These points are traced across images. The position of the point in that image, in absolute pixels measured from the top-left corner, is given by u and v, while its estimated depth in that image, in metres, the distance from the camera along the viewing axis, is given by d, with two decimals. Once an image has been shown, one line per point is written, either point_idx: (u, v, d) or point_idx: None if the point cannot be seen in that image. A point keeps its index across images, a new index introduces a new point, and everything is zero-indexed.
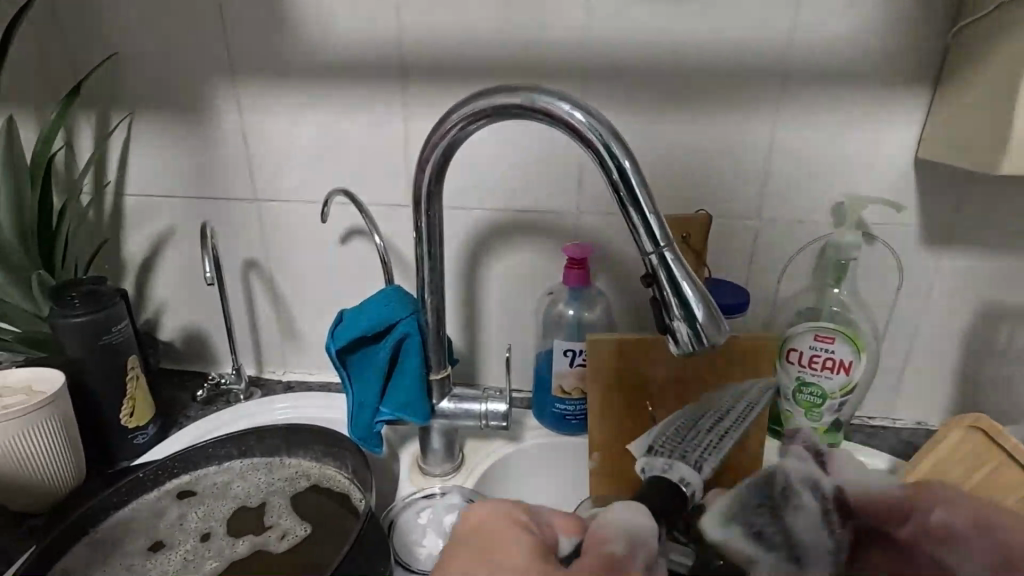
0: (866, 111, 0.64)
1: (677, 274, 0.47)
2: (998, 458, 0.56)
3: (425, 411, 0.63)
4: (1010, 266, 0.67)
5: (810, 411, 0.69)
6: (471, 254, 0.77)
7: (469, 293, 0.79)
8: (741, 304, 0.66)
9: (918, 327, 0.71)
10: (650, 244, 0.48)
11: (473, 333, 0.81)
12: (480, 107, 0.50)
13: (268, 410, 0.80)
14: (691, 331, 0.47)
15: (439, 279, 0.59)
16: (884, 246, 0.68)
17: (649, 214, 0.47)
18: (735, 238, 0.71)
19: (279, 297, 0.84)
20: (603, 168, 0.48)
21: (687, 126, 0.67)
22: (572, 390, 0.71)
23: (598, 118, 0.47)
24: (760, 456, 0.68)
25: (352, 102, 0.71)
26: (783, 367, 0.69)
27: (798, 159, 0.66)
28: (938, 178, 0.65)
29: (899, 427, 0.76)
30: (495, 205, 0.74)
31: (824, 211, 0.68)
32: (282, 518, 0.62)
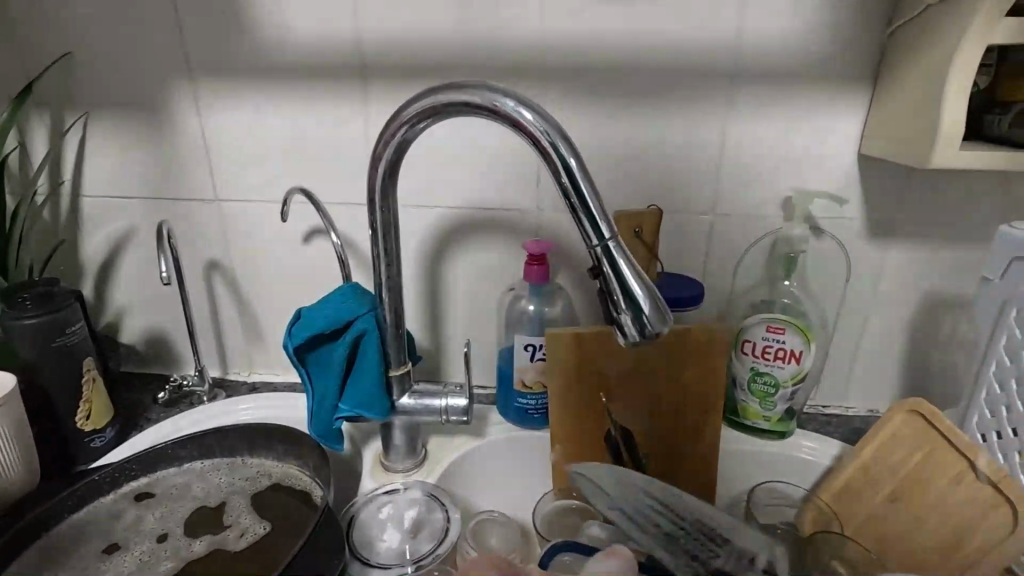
0: (811, 109, 0.66)
1: (623, 267, 0.48)
2: (934, 443, 0.58)
3: (384, 407, 0.64)
4: (949, 257, 0.70)
5: (764, 400, 0.71)
6: (433, 252, 0.77)
7: (433, 291, 0.79)
8: (695, 297, 0.67)
9: (866, 317, 0.74)
10: (596, 238, 0.49)
11: (438, 331, 0.82)
12: (430, 104, 0.51)
13: (231, 411, 0.79)
14: (637, 323, 0.48)
15: (396, 276, 0.60)
16: (832, 239, 0.71)
17: (595, 209, 0.48)
18: (690, 232, 0.72)
19: (242, 298, 0.83)
20: (550, 164, 0.49)
21: (641, 124, 0.68)
22: (534, 384, 0.73)
23: (543, 116, 0.48)
24: (717, 445, 0.70)
25: (311, 102, 0.72)
26: (738, 358, 0.71)
27: (747, 156, 0.68)
28: (880, 174, 0.67)
29: (851, 415, 0.78)
30: (456, 204, 0.75)
31: (774, 206, 0.70)
32: (242, 517, 0.62)
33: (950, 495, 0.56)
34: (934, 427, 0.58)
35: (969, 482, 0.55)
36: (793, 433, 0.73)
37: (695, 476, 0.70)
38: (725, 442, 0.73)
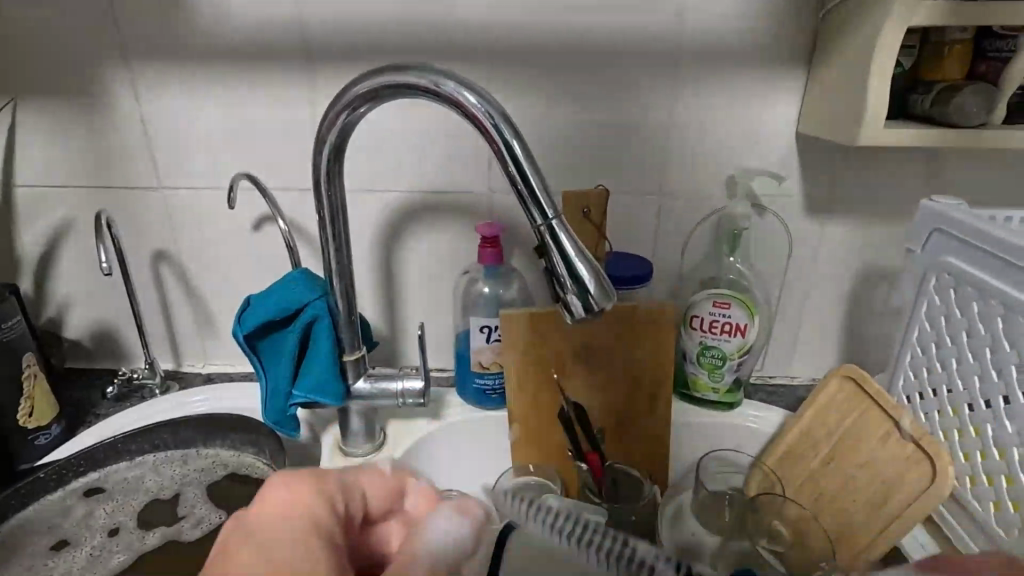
0: (751, 89, 0.68)
1: (567, 245, 0.49)
2: (864, 405, 0.60)
3: (340, 392, 0.64)
4: (882, 230, 0.73)
5: (712, 372, 0.74)
6: (387, 236, 0.77)
7: (388, 275, 0.79)
8: (643, 275, 0.69)
9: (807, 290, 0.77)
10: (539, 218, 0.50)
11: (395, 315, 0.82)
12: (372, 87, 0.50)
13: (183, 403, 0.78)
14: (582, 300, 0.50)
15: (346, 259, 0.60)
16: (773, 215, 0.73)
17: (538, 189, 0.49)
18: (640, 212, 0.74)
19: (192, 288, 0.82)
20: (493, 145, 0.49)
21: (588, 105, 0.69)
22: (491, 364, 0.74)
23: (484, 97, 0.49)
24: (667, 419, 0.72)
25: (254, 86, 0.70)
26: (687, 333, 0.74)
27: (692, 136, 0.70)
28: (817, 152, 0.70)
29: (795, 384, 0.82)
30: (408, 187, 0.75)
31: (719, 185, 0.72)
32: (196, 507, 0.62)
33: (881, 454, 0.57)
34: (866, 390, 0.60)
35: (896, 439, 0.57)
36: (740, 403, 0.76)
37: (649, 453, 0.72)
38: (676, 414, 0.76)
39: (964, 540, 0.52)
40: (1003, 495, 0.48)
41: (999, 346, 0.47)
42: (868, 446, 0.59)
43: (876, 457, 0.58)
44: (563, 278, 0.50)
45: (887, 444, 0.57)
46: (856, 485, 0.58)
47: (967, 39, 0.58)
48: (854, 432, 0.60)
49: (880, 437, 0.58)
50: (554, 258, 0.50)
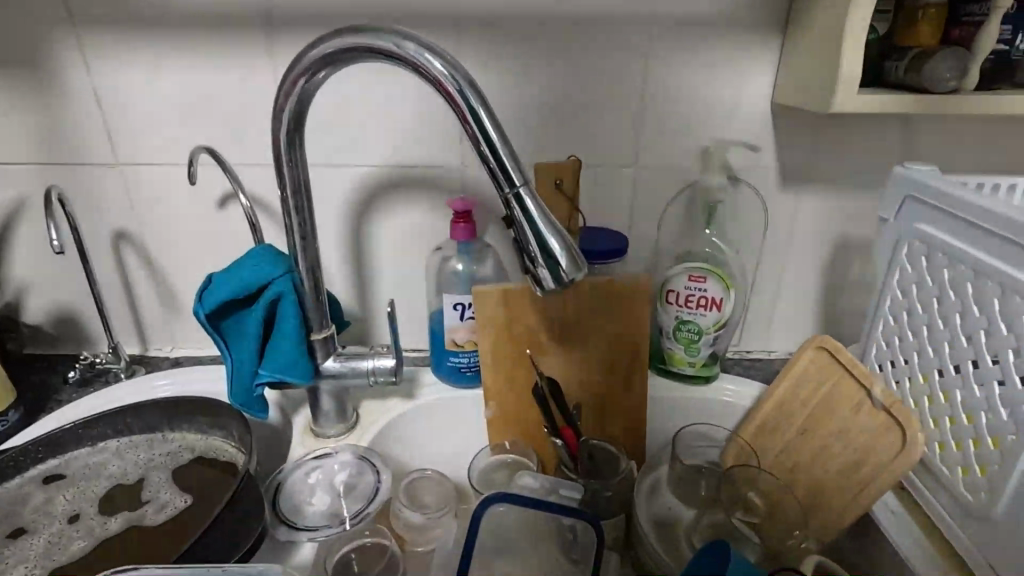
0: (726, 58, 0.66)
1: (535, 214, 0.48)
2: (837, 375, 0.60)
3: (308, 371, 0.62)
4: (857, 202, 0.73)
5: (688, 346, 0.73)
6: (357, 212, 0.75)
7: (360, 253, 0.77)
8: (618, 249, 0.68)
9: (783, 263, 0.77)
10: (506, 187, 0.48)
11: (368, 294, 0.80)
12: (329, 51, 0.48)
13: (149, 388, 0.76)
14: (552, 271, 0.48)
15: (310, 234, 0.58)
16: (749, 188, 0.73)
17: (504, 156, 0.47)
18: (615, 186, 0.73)
19: (156, 269, 0.79)
20: (457, 111, 0.47)
21: (561, 75, 0.68)
22: (465, 342, 0.72)
23: (447, 61, 0.47)
24: (643, 394, 0.71)
25: (213, 56, 0.67)
26: (663, 308, 0.73)
27: (667, 106, 0.69)
28: (792, 123, 0.69)
29: (772, 358, 0.82)
30: (377, 162, 0.72)
31: (694, 157, 0.71)
32: (161, 492, 0.60)
33: (853, 423, 0.57)
34: (839, 360, 0.60)
35: (867, 406, 0.56)
36: (717, 376, 0.76)
37: (625, 428, 0.72)
38: (653, 390, 0.75)
39: (932, 504, 0.52)
40: (969, 460, 0.47)
41: (969, 313, 0.47)
42: (841, 416, 0.58)
43: (848, 426, 0.58)
44: (532, 248, 0.48)
45: (858, 414, 0.57)
46: (829, 454, 0.58)
47: (941, 5, 0.57)
48: (827, 402, 0.60)
49: (852, 407, 0.58)
50: (523, 227, 0.48)
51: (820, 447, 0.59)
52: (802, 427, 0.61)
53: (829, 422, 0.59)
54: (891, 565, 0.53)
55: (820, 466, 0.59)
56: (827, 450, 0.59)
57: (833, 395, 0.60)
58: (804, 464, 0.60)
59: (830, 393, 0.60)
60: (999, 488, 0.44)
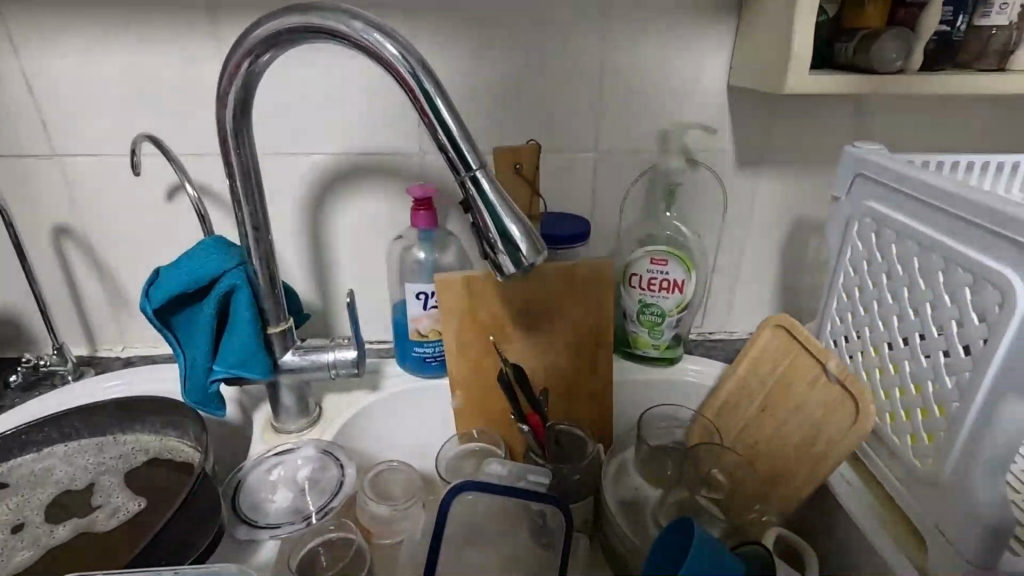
0: (682, 40, 0.67)
1: (493, 198, 0.47)
2: (795, 351, 0.61)
3: (265, 366, 0.60)
4: (812, 182, 0.75)
5: (652, 329, 0.74)
6: (314, 202, 0.73)
7: (318, 244, 0.75)
8: (580, 233, 0.68)
9: (742, 245, 0.78)
10: (463, 171, 0.47)
11: (329, 285, 0.78)
12: (273, 31, 0.46)
13: (98, 389, 0.73)
14: (512, 256, 0.47)
15: (262, 224, 0.56)
16: (708, 170, 0.73)
17: (460, 138, 0.46)
18: (576, 170, 0.73)
19: (102, 265, 0.75)
20: (409, 93, 0.46)
21: (519, 58, 0.67)
22: (429, 332, 0.72)
23: (397, 40, 0.45)
24: (609, 377, 0.72)
25: (154, 39, 0.64)
26: (627, 292, 0.73)
27: (626, 89, 0.69)
28: (748, 105, 0.70)
29: (734, 338, 0.84)
30: (333, 149, 0.70)
31: (654, 140, 0.72)
32: (113, 497, 0.58)
33: (810, 398, 0.59)
34: (796, 337, 0.62)
35: (823, 381, 0.58)
36: (681, 358, 0.77)
37: (592, 412, 0.72)
38: (619, 373, 0.76)
39: (883, 472, 0.53)
40: (917, 429, 0.49)
41: (915, 286, 0.48)
42: (799, 391, 0.60)
43: (805, 401, 0.59)
44: (492, 232, 0.48)
45: (815, 388, 0.58)
46: (788, 429, 0.60)
47: None
48: (786, 379, 0.61)
49: (810, 382, 0.59)
50: (482, 211, 0.47)
51: (780, 422, 0.61)
52: (762, 403, 0.63)
53: (789, 398, 0.61)
54: (846, 533, 0.54)
55: (780, 440, 0.60)
56: (787, 425, 0.60)
57: (791, 372, 0.61)
58: (765, 440, 0.62)
59: (789, 370, 0.61)
60: (944, 453, 0.45)
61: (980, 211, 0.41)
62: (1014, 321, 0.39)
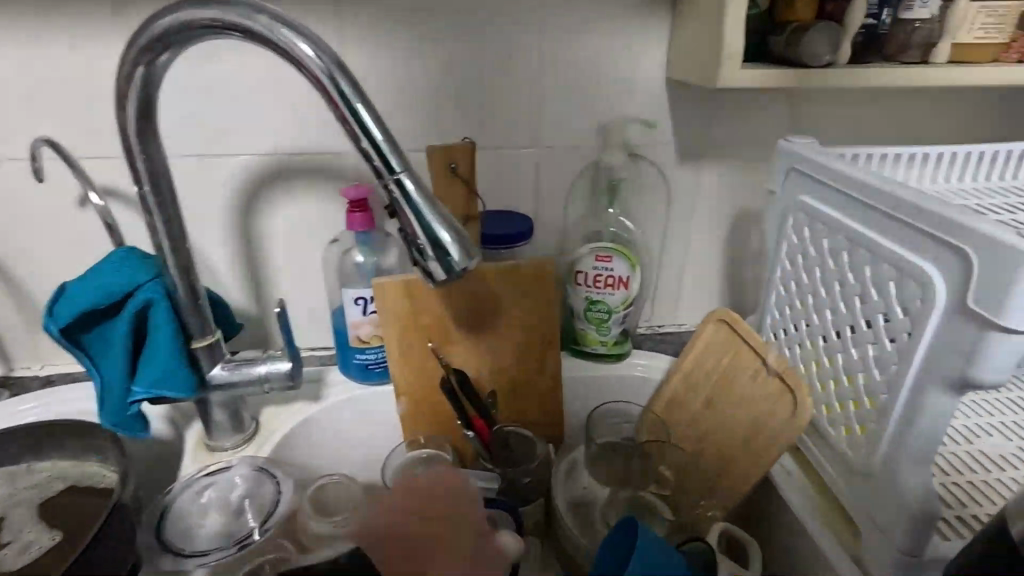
0: (620, 33, 0.66)
1: (420, 201, 0.45)
2: (736, 346, 0.62)
3: (190, 382, 0.57)
4: (752, 175, 0.75)
5: (600, 326, 0.74)
6: (244, 205, 0.69)
7: (251, 250, 0.72)
8: (523, 232, 0.66)
9: (687, 238, 0.78)
10: (386, 174, 0.45)
11: (265, 292, 0.74)
12: (173, 26, 0.42)
13: (12, 413, 0.67)
14: (443, 261, 0.45)
15: (177, 232, 0.52)
16: (650, 165, 0.73)
17: (381, 140, 0.44)
18: (518, 167, 0.71)
19: (11, 279, 0.70)
20: (325, 91, 0.43)
21: (452, 53, 0.65)
22: (370, 338, 0.69)
23: (309, 37, 0.42)
24: (557, 377, 0.71)
25: (55, 33, 0.59)
26: (573, 290, 0.73)
27: (564, 84, 0.67)
28: (687, 98, 0.69)
29: (683, 331, 0.84)
30: (260, 150, 0.67)
31: (595, 135, 0.71)
32: (22, 531, 0.53)
33: (751, 391, 0.59)
34: (737, 331, 0.62)
35: (764, 374, 0.58)
36: (630, 353, 0.77)
37: (541, 413, 0.71)
38: (568, 371, 0.75)
39: (821, 463, 0.54)
40: (851, 420, 0.49)
41: (846, 280, 0.48)
42: (741, 385, 0.60)
43: (747, 394, 0.59)
44: (421, 237, 0.45)
45: (755, 381, 0.59)
46: (731, 423, 0.60)
47: None
48: (728, 373, 0.62)
49: (750, 377, 0.60)
50: (409, 216, 0.45)
51: (722, 416, 0.61)
52: (706, 397, 0.63)
53: (730, 392, 0.61)
54: (787, 523, 0.55)
55: (724, 434, 0.61)
56: (729, 419, 0.61)
57: (733, 366, 0.61)
58: (710, 435, 0.62)
59: (732, 364, 0.62)
60: (874, 444, 0.46)
61: (903, 206, 0.42)
62: (935, 315, 0.39)
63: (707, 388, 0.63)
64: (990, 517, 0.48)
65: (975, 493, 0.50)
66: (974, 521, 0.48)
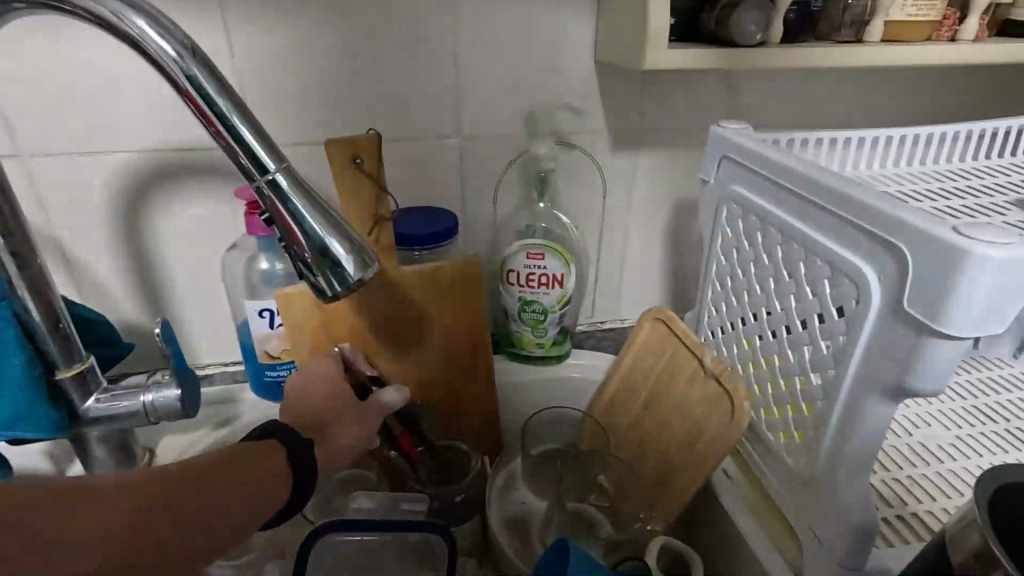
0: (541, 11, 0.60)
1: (300, 205, 0.39)
2: (673, 346, 0.58)
3: (51, 421, 0.49)
4: (690, 161, 0.71)
5: (535, 327, 0.69)
6: (125, 209, 0.61)
7: (139, 259, 0.64)
8: (445, 230, 0.60)
9: (625, 230, 0.74)
10: (256, 174, 0.38)
11: (162, 306, 0.66)
12: None
13: None
14: (332, 274, 0.40)
15: (20, 244, 0.45)
16: (582, 153, 0.68)
17: (247, 134, 0.37)
18: (439, 159, 0.65)
19: None
20: (171, 78, 0.36)
21: (355, 34, 0.58)
22: (280, 353, 0.62)
23: (146, 12, 0.35)
24: (490, 385, 0.65)
25: None
26: (505, 290, 0.68)
27: (484, 67, 0.62)
28: (617, 81, 0.65)
29: (625, 326, 0.80)
30: (139, 146, 0.59)
31: (522, 122, 0.65)
32: None
33: (688, 394, 0.56)
34: (674, 331, 0.58)
35: (701, 376, 0.55)
36: (569, 354, 0.73)
37: (474, 424, 0.66)
38: (504, 376, 0.70)
39: (761, 469, 0.51)
40: (789, 425, 0.46)
41: (780, 277, 0.45)
42: (678, 388, 0.57)
43: (684, 397, 0.56)
44: (304, 247, 0.39)
45: (693, 384, 0.56)
46: (669, 428, 0.57)
47: None
48: (666, 374, 0.58)
49: (688, 379, 0.56)
50: (289, 223, 0.39)
51: (661, 420, 0.58)
52: (644, 400, 0.60)
53: (669, 395, 0.58)
54: (728, 533, 0.52)
55: (664, 441, 0.57)
56: (668, 424, 0.57)
57: (671, 368, 0.58)
58: (650, 441, 0.59)
59: (670, 366, 0.58)
60: (813, 452, 0.43)
61: (834, 197, 0.38)
62: (870, 318, 0.36)
63: (646, 391, 0.60)
64: (959, 509, 0.47)
65: (943, 486, 0.49)
66: (944, 514, 0.46)
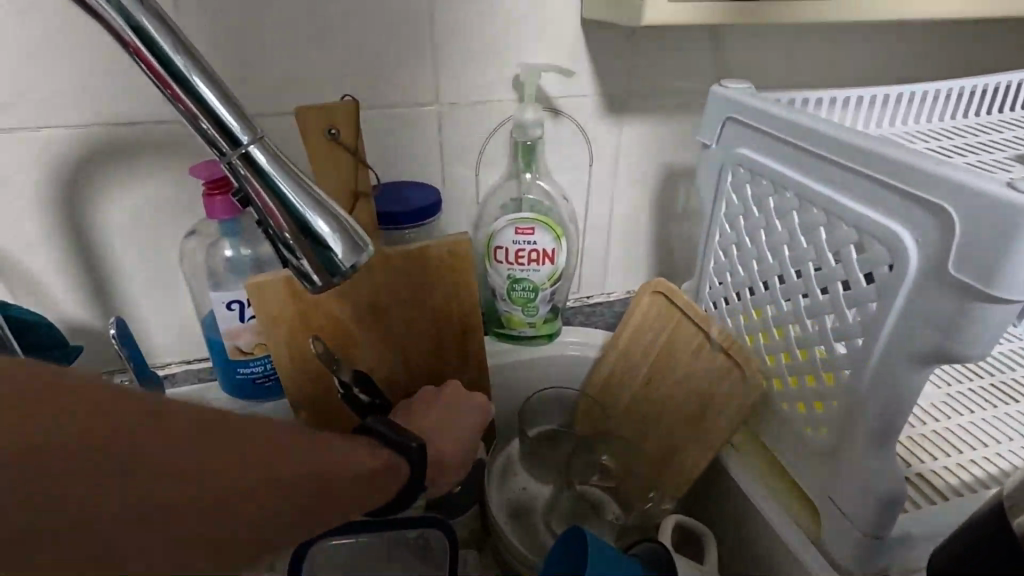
0: None
1: (280, 182, 0.33)
2: (675, 319, 0.56)
3: None
4: (678, 126, 0.68)
5: (526, 306, 0.65)
6: (61, 195, 0.53)
7: (82, 250, 0.56)
8: (429, 206, 0.56)
9: (611, 200, 0.71)
10: (227, 147, 0.33)
11: (112, 302, 0.59)
12: None
13: None
14: (322, 260, 0.35)
15: None
16: (569, 120, 0.64)
17: (212, 100, 0.32)
18: (417, 129, 0.60)
19: None
20: (114, 32, 0.30)
21: None
22: (254, 347, 0.57)
23: None
24: (483, 370, 0.62)
25: None
26: (493, 268, 0.64)
27: (464, 25, 0.57)
28: (605, 42, 0.61)
29: (613, 300, 0.78)
30: (73, 120, 0.51)
31: (505, 88, 0.61)
32: None
33: (694, 367, 0.54)
34: (675, 304, 0.56)
35: (707, 350, 0.53)
36: (561, 332, 0.70)
37: None
38: (495, 359, 0.67)
39: (774, 441, 0.50)
40: (807, 396, 0.45)
41: (797, 244, 0.43)
42: (683, 363, 0.55)
43: (691, 371, 0.54)
44: (289, 229, 0.34)
45: (699, 359, 0.54)
46: (675, 405, 0.55)
47: None
48: (670, 349, 0.56)
49: (694, 355, 0.54)
50: (269, 201, 0.34)
51: (666, 396, 0.56)
52: (645, 375, 0.58)
53: (673, 371, 0.56)
54: (742, 505, 0.51)
55: (669, 417, 0.56)
56: (672, 400, 0.55)
57: (675, 341, 0.56)
58: (654, 419, 0.57)
59: (674, 340, 0.56)
60: (838, 419, 0.41)
61: (862, 155, 0.36)
62: (905, 282, 0.34)
63: (647, 367, 0.58)
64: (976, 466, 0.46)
65: (960, 442, 0.48)
66: (951, 475, 0.45)
